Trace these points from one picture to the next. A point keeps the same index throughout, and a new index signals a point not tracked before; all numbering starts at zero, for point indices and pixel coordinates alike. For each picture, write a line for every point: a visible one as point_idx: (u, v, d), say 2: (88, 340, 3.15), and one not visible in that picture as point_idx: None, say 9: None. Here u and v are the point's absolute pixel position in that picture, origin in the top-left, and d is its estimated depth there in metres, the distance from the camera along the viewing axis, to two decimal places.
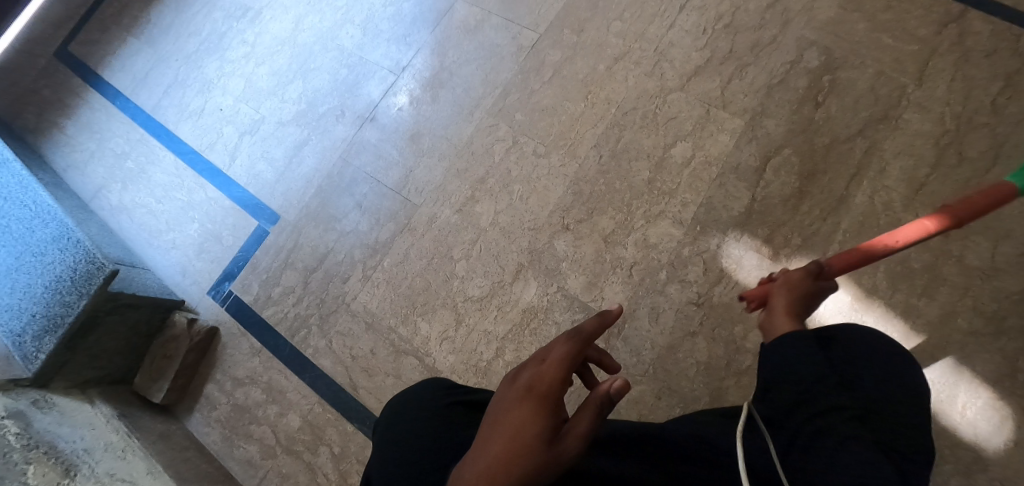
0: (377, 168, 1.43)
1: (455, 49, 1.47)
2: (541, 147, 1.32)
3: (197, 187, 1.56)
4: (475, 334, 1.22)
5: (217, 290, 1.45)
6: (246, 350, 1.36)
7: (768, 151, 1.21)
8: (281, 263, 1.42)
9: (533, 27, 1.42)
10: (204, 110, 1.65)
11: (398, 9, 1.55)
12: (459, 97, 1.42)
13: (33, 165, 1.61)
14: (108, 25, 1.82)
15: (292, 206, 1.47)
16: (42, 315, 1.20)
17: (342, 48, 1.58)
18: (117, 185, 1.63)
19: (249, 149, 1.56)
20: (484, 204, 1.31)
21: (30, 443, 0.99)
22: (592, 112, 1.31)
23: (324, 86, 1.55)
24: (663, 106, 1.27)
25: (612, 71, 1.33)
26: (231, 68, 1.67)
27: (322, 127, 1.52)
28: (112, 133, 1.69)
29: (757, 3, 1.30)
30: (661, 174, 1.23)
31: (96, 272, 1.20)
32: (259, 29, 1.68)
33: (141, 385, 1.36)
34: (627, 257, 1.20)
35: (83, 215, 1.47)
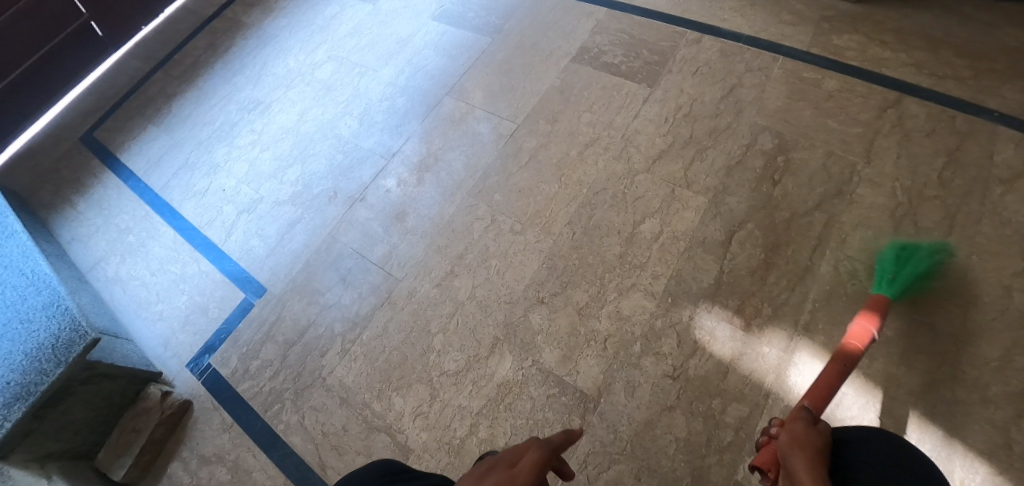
0: (363, 244, 1.49)
1: (442, 136, 1.62)
2: (517, 225, 1.39)
3: (192, 260, 1.61)
4: (449, 409, 1.20)
5: (196, 362, 1.45)
6: (217, 425, 1.35)
7: (733, 225, 1.26)
8: (262, 337, 1.44)
9: (512, 118, 1.59)
10: (207, 190, 1.74)
11: (393, 105, 1.74)
12: (443, 178, 1.54)
13: (39, 237, 1.65)
14: (133, 115, 1.97)
15: (280, 281, 1.51)
16: (16, 382, 1.18)
17: (340, 136, 1.72)
18: (115, 258, 1.66)
19: (245, 226, 1.63)
20: (463, 278, 1.35)
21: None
22: (566, 192, 1.41)
23: (320, 170, 1.67)
24: (632, 186, 1.37)
25: (583, 156, 1.45)
26: (237, 153, 1.78)
27: (315, 206, 1.60)
28: (119, 210, 1.76)
29: (712, 97, 1.46)
30: (631, 247, 1.28)
31: (77, 340, 1.22)
32: (267, 120, 1.83)
33: (104, 460, 1.31)
34: (600, 330, 1.20)
35: (76, 284, 1.51)
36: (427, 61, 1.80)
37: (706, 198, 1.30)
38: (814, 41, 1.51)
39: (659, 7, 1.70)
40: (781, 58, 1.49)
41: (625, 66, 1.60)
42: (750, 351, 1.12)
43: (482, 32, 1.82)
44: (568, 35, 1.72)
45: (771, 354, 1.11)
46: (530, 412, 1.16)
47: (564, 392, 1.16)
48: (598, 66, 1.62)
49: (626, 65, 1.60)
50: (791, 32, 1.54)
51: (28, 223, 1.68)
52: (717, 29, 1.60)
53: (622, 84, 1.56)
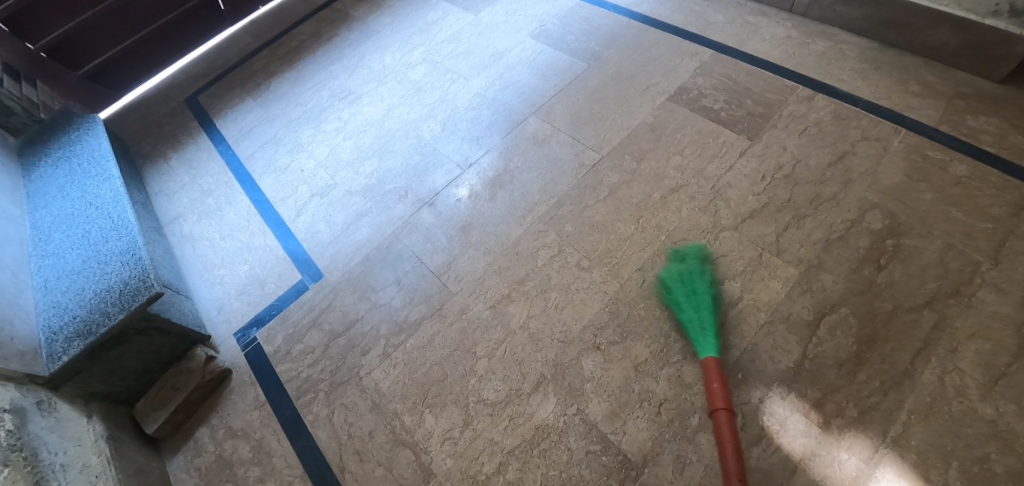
0: (424, 249, 1.48)
1: (522, 156, 1.60)
2: (585, 260, 1.33)
3: (260, 233, 1.63)
4: (479, 441, 1.14)
5: (243, 333, 1.46)
6: (250, 401, 1.35)
7: (824, 307, 1.13)
8: (310, 322, 1.43)
9: (596, 149, 1.54)
10: (288, 167, 1.77)
11: (478, 115, 1.74)
12: (515, 198, 1.51)
13: (131, 184, 1.72)
14: (235, 85, 2.05)
15: (337, 269, 1.51)
16: (81, 319, 1.25)
17: (421, 138, 1.73)
18: (192, 217, 1.71)
19: (315, 209, 1.65)
20: (519, 305, 1.30)
21: (15, 444, 1.01)
22: (641, 235, 1.33)
23: (396, 167, 1.67)
24: (715, 242, 1.27)
25: (666, 201, 1.37)
26: (321, 137, 1.81)
27: (384, 202, 1.61)
28: (206, 172, 1.82)
29: (818, 161, 1.34)
30: (705, 309, 1.18)
31: (143, 290, 1.26)
32: (354, 110, 1.86)
33: (140, 412, 1.32)
34: (656, 392, 1.10)
35: (153, 236, 1.56)
36: (519, 78, 1.79)
37: (794, 272, 1.19)
38: (945, 118, 1.36)
39: (770, 56, 1.60)
40: (902, 131, 1.35)
41: (725, 113, 1.50)
42: (825, 454, 0.99)
43: (578, 57, 1.79)
44: (667, 73, 1.66)
45: (850, 463, 0.98)
46: (565, 464, 1.07)
47: (605, 451, 1.07)
48: (696, 109, 1.54)
49: (726, 112, 1.50)
50: (919, 105, 1.39)
51: (125, 169, 1.76)
52: (834, 89, 1.48)
53: (719, 131, 1.47)
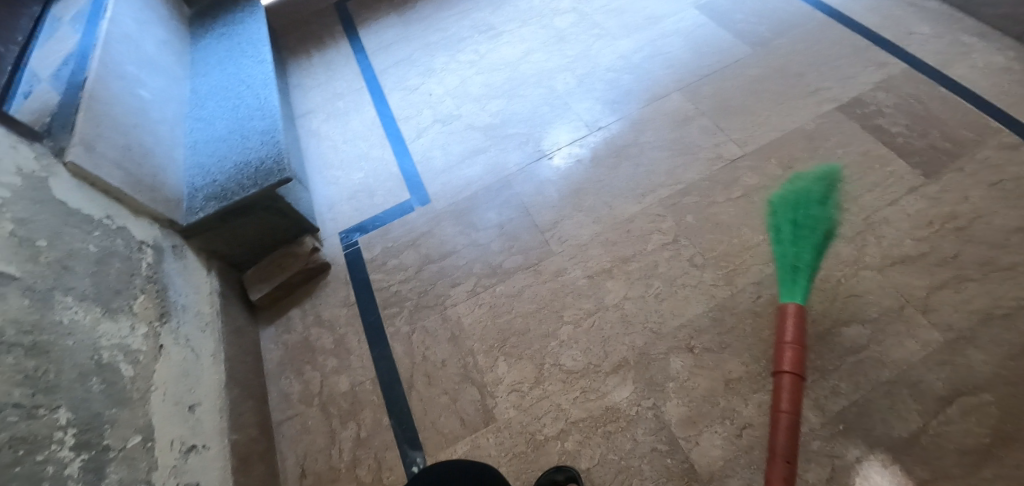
0: (533, 201, 1.47)
1: (656, 132, 1.51)
2: (699, 257, 1.25)
3: (379, 146, 1.70)
4: (546, 403, 1.14)
5: (347, 235, 1.54)
6: (341, 298, 1.42)
7: (962, 385, 1.00)
8: (409, 241, 1.48)
9: (740, 143, 1.43)
10: (417, 89, 1.82)
11: (618, 78, 1.67)
12: (639, 174, 1.44)
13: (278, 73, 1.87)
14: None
15: (444, 198, 1.54)
16: (219, 184, 1.36)
17: (554, 88, 1.70)
18: (320, 116, 1.82)
19: (434, 135, 1.69)
20: (618, 283, 1.26)
21: (151, 277, 1.13)
22: (769, 248, 1.23)
23: (522, 112, 1.66)
24: (851, 279, 1.15)
25: (805, 219, 1.25)
26: (454, 66, 1.85)
27: (503, 144, 1.61)
28: (340, 76, 1.92)
29: (1004, 222, 1.16)
30: (820, 346, 1.08)
31: (276, 172, 1.34)
32: (492, 47, 1.87)
33: (247, 279, 1.44)
34: (741, 413, 1.04)
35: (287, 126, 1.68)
36: (672, 49, 1.69)
37: (935, 338, 1.05)
38: None
39: (976, 87, 1.38)
40: None
41: (902, 140, 1.33)
42: None
43: (744, 40, 1.65)
44: (844, 79, 1.48)
45: None
46: (627, 452, 1.05)
47: (671, 454, 1.03)
48: (868, 127, 1.37)
49: (904, 140, 1.33)
50: None
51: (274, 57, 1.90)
52: None
53: (889, 159, 1.30)
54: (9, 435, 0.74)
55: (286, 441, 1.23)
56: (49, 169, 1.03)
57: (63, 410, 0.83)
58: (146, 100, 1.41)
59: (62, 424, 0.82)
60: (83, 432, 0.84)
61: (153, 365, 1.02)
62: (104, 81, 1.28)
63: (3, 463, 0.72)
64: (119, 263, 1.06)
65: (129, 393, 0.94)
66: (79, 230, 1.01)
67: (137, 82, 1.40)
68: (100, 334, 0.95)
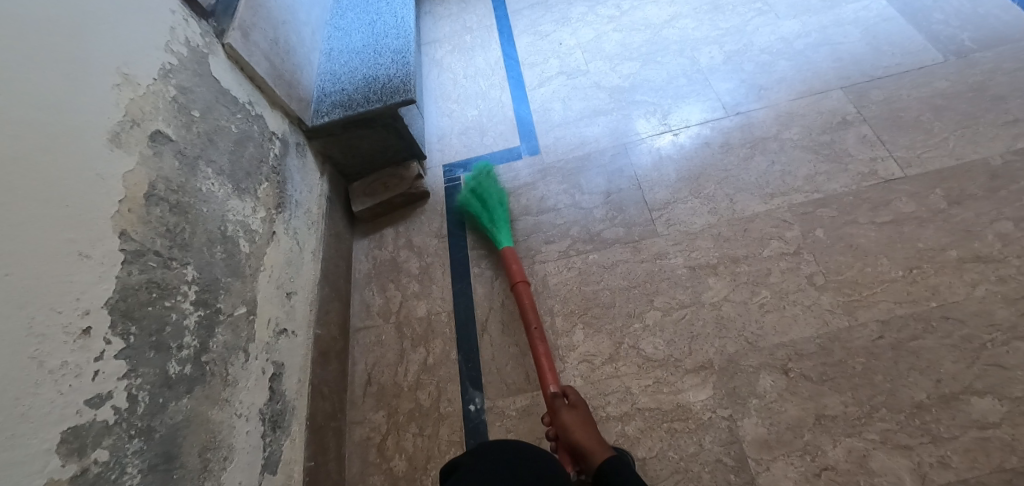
0: (647, 175, 1.39)
1: (802, 130, 1.36)
2: (820, 277, 1.14)
3: (499, 87, 1.68)
4: (615, 382, 1.11)
5: (450, 170, 1.55)
6: (436, 228, 1.44)
7: None
8: (511, 189, 1.46)
9: (902, 163, 1.25)
10: (549, 36, 1.77)
11: (772, 62, 1.51)
12: (771, 172, 1.32)
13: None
14: None
15: (554, 154, 1.50)
16: (345, 93, 1.41)
17: (696, 61, 1.57)
18: (447, 47, 1.84)
19: (557, 87, 1.64)
20: (721, 281, 1.18)
21: (275, 167, 1.19)
22: (905, 287, 1.09)
23: (655, 80, 1.56)
24: (1000, 346, 0.99)
25: (960, 266, 1.09)
26: (592, 20, 1.77)
27: (628, 111, 1.52)
28: (475, 12, 1.92)
29: None
30: (939, 409, 0.96)
31: (400, 92, 1.36)
32: (638, 5, 1.77)
33: (354, 190, 1.49)
34: (826, 454, 0.96)
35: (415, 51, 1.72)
36: (845, 40, 1.50)
37: None
38: None
39: None
40: None
41: None
42: None
43: (939, 45, 1.42)
44: None
45: None
46: (688, 455, 1.00)
47: (736, 471, 0.97)
48: None
49: None
50: None
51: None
52: None
53: None
54: (148, 278, 0.80)
55: (360, 347, 1.29)
56: (210, 47, 1.09)
57: (191, 268, 0.89)
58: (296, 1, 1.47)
59: (188, 279, 0.88)
60: (204, 292, 0.91)
61: (265, 248, 1.09)
62: None
63: (141, 301, 0.78)
64: (252, 148, 1.13)
65: (242, 268, 1.01)
66: (226, 109, 1.08)
67: None
68: (228, 208, 1.01)
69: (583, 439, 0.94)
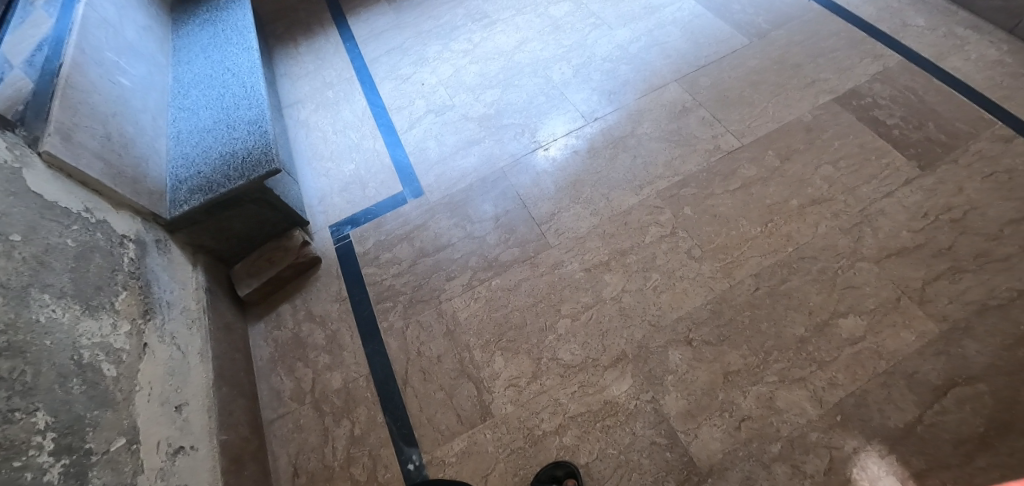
0: (529, 193, 1.45)
1: (653, 123, 1.50)
2: (697, 250, 1.25)
3: (370, 137, 1.68)
4: (544, 397, 1.13)
5: (338, 229, 1.51)
6: (333, 293, 1.39)
7: (959, 376, 1.01)
8: (402, 235, 1.46)
9: (737, 135, 1.42)
10: (409, 78, 1.80)
11: (615, 68, 1.65)
12: (636, 166, 1.43)
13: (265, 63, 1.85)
14: None
15: (438, 191, 1.52)
16: (204, 176, 1.33)
17: (550, 78, 1.68)
18: (310, 105, 1.80)
19: (428, 126, 1.66)
20: (615, 276, 1.25)
21: (134, 273, 1.10)
22: (765, 240, 1.23)
23: (517, 103, 1.64)
24: (848, 270, 1.15)
25: (803, 211, 1.25)
26: (447, 56, 1.83)
27: (498, 136, 1.58)
28: (330, 65, 1.90)
29: (998, 213, 1.17)
30: (818, 338, 1.09)
31: (263, 164, 1.31)
32: (486, 35, 1.85)
33: (236, 274, 1.40)
34: (740, 406, 1.04)
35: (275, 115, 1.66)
36: (668, 39, 1.68)
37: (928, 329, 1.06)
38: None
39: (972, 79, 1.39)
40: None
41: (898, 131, 1.34)
42: None
43: (741, 31, 1.64)
44: (841, 70, 1.48)
45: None
46: (625, 447, 1.05)
47: (670, 448, 1.03)
48: (864, 119, 1.37)
49: (900, 131, 1.33)
50: None
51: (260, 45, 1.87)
52: None
53: (886, 151, 1.31)
54: None
55: (278, 440, 1.21)
56: (23, 160, 0.99)
57: (41, 413, 0.82)
58: (127, 88, 1.37)
59: (40, 428, 0.81)
60: (64, 436, 0.83)
61: (138, 364, 1.00)
62: (82, 68, 1.24)
63: None
64: (99, 259, 1.04)
65: (112, 394, 0.92)
66: (56, 224, 0.98)
67: (117, 70, 1.36)
68: (79, 333, 0.93)
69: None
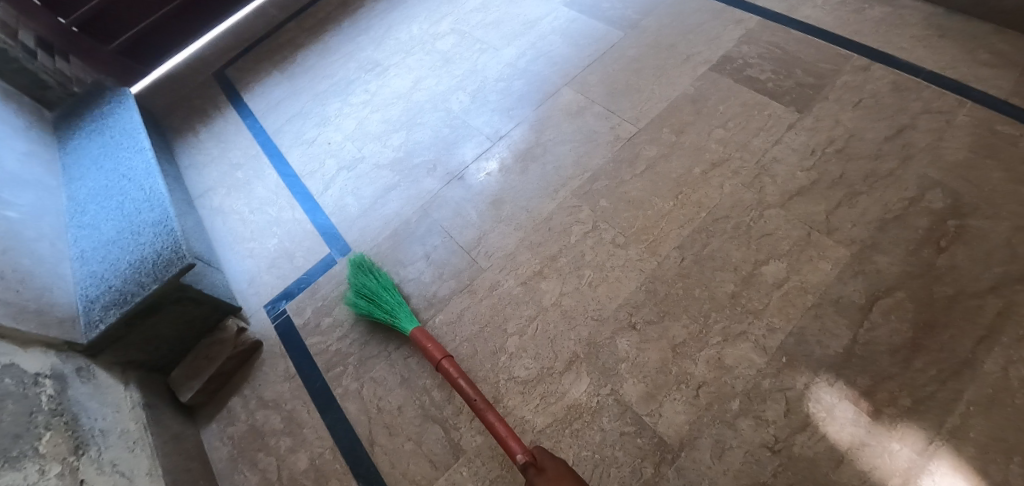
0: (453, 224, 1.45)
1: (554, 128, 1.55)
2: (620, 237, 1.28)
3: (288, 207, 1.65)
4: (510, 419, 1.13)
5: (273, 306, 1.47)
6: (280, 373, 1.35)
7: (878, 290, 1.08)
8: (339, 295, 1.43)
9: (633, 121, 1.48)
10: (315, 141, 1.79)
11: (509, 86, 1.70)
12: (548, 173, 1.46)
13: (165, 158, 1.79)
14: (265, 59, 2.09)
15: (365, 244, 1.50)
16: (117, 289, 1.26)
17: (450, 110, 1.71)
18: (221, 190, 1.75)
19: (342, 182, 1.65)
20: (551, 282, 1.27)
21: (56, 409, 1.03)
22: (680, 212, 1.28)
23: (424, 140, 1.66)
24: (759, 220, 1.21)
25: (707, 176, 1.32)
26: (348, 110, 1.83)
27: (412, 176, 1.59)
28: (235, 146, 1.86)
29: (875, 135, 1.27)
30: (747, 290, 1.13)
31: (175, 261, 1.25)
32: (382, 82, 1.87)
33: (175, 380, 1.33)
34: (695, 374, 1.07)
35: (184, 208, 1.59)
36: (552, 47, 1.74)
37: (845, 256, 1.13)
38: (1019, 90, 1.26)
39: (823, 23, 1.51)
40: (969, 104, 1.27)
41: (772, 83, 1.43)
42: (876, 444, 0.95)
43: (615, 25, 1.72)
44: (710, 40, 1.58)
45: (902, 455, 0.94)
46: (598, 445, 1.05)
47: (639, 434, 1.04)
48: (741, 79, 1.46)
49: (774, 83, 1.43)
50: (990, 75, 1.30)
51: (156, 143, 1.82)
52: (893, 58, 1.39)
53: (766, 104, 1.39)
54: None
55: None
56: None
57: None
58: (16, 220, 1.29)
59: None
60: None
61: None
62: None
63: None
64: (12, 405, 0.97)
65: None
66: None
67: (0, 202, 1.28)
68: None
69: None
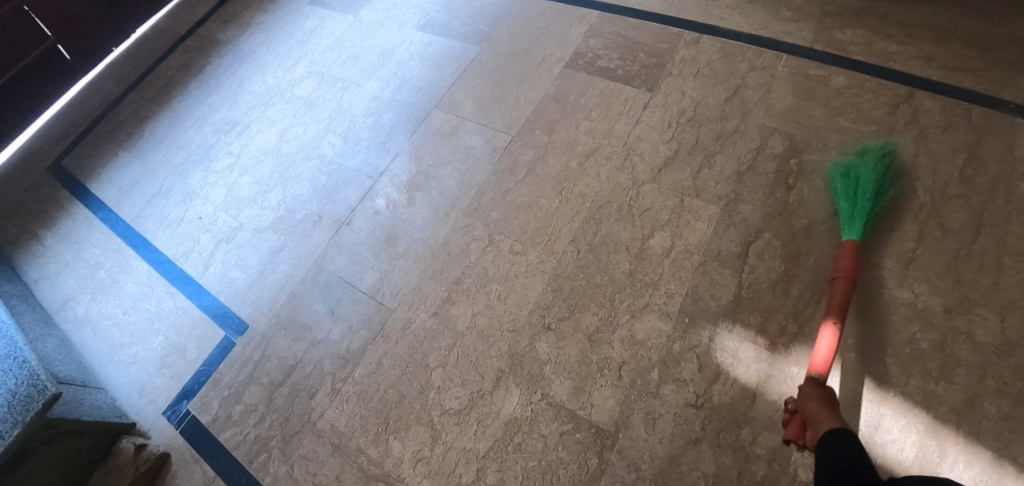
0: (352, 271, 1.41)
1: (432, 153, 1.55)
2: (517, 245, 1.31)
3: (167, 296, 1.51)
4: (452, 453, 1.11)
5: (173, 410, 1.34)
6: (198, 480, 1.24)
7: (749, 235, 1.19)
8: (246, 378, 1.33)
9: (505, 130, 1.52)
10: (183, 219, 1.65)
11: (379, 120, 1.68)
12: (435, 198, 1.46)
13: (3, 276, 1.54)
14: (104, 141, 1.90)
15: (262, 316, 1.41)
16: None
17: (324, 156, 1.66)
18: (84, 297, 1.57)
19: (224, 256, 1.55)
20: (461, 305, 1.27)
21: None
22: (567, 207, 1.33)
23: (303, 193, 1.59)
24: (638, 197, 1.29)
25: (583, 168, 1.38)
26: (214, 178, 1.71)
27: (298, 233, 1.52)
28: (89, 245, 1.67)
29: (716, 99, 1.40)
30: (642, 265, 1.20)
31: (36, 396, 1.11)
32: (245, 141, 1.77)
33: None
34: (614, 357, 1.12)
35: (41, 329, 1.40)
36: (413, 73, 1.75)
37: (716, 212, 1.23)
38: (819, 37, 1.45)
39: (653, 7, 1.64)
40: (784, 56, 1.43)
41: (621, 70, 1.53)
42: (778, 373, 1.04)
43: (469, 41, 1.76)
44: (560, 40, 1.66)
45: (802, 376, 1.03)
46: (542, 452, 1.07)
47: (577, 428, 1.08)
48: (594, 72, 1.55)
49: (623, 70, 1.53)
50: (794, 28, 1.48)
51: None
52: (716, 28, 1.53)
53: (620, 90, 1.49)
54: None
55: None
56: None
57: None
58: None
59: None
60: None
61: None
62: None
63: None
64: None
65: None
66: None
67: None
68: None
69: (808, 406, 0.87)
